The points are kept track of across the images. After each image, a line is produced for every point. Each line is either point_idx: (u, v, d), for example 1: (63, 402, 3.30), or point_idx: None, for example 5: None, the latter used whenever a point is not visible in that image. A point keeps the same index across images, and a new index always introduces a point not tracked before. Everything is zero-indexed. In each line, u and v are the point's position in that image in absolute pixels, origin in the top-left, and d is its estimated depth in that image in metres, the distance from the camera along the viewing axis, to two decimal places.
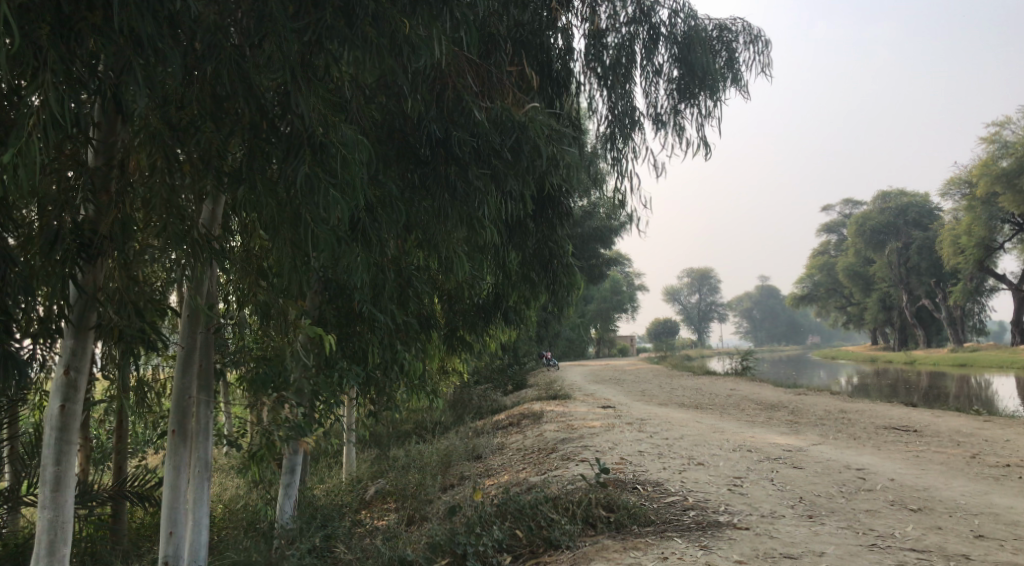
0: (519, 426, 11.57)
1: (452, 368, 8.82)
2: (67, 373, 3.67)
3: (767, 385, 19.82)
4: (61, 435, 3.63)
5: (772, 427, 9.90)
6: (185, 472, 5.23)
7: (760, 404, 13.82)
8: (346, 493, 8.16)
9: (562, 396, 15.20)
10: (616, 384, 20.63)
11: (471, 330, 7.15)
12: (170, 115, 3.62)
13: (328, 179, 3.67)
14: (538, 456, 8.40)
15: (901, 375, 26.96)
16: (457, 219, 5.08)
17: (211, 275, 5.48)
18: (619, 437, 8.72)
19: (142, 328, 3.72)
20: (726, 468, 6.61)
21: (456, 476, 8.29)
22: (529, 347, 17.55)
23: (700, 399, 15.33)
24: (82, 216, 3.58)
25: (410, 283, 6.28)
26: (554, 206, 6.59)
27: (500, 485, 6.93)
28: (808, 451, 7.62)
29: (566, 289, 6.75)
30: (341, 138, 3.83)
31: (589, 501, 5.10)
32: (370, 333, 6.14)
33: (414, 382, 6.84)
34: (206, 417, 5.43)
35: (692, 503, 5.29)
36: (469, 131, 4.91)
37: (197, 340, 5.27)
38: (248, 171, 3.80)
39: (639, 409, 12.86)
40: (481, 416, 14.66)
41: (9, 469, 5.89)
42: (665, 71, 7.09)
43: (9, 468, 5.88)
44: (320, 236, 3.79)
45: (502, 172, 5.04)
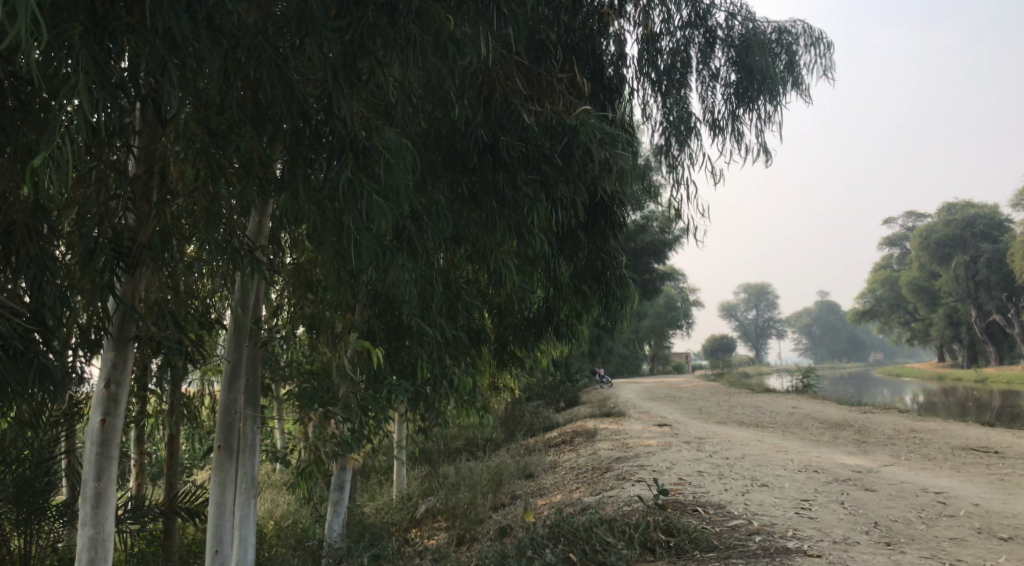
0: (572, 444, 11.30)
1: (502, 384, 8.63)
2: (108, 387, 3.60)
3: (830, 403, 19.10)
4: (101, 449, 3.55)
5: (838, 447, 9.42)
6: (231, 488, 5.15)
7: (823, 423, 13.23)
8: (396, 511, 8.02)
9: (616, 413, 14.87)
10: (672, 401, 20.16)
11: (522, 345, 6.95)
12: (211, 120, 3.57)
13: (371, 185, 3.56)
14: (592, 475, 8.13)
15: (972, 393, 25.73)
16: (506, 227, 4.90)
17: (258, 288, 5.42)
18: (676, 457, 8.39)
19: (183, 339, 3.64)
20: (792, 490, 6.25)
21: (507, 495, 8.07)
22: (581, 363, 17.29)
23: (760, 417, 14.79)
24: (122, 226, 3.53)
25: (459, 297, 6.12)
26: (607, 215, 6.22)
27: (552, 505, 6.69)
28: (880, 472, 7.18)
29: (620, 303, 6.42)
30: (385, 141, 3.71)
31: (647, 524, 4.83)
32: (418, 348, 5.99)
33: (464, 398, 6.67)
34: (253, 433, 5.37)
35: (758, 527, 4.96)
36: (519, 135, 4.76)
37: (243, 354, 5.20)
38: (291, 177, 3.74)
39: (697, 427, 12.45)
40: (533, 434, 14.40)
41: (63, 483, 5.91)
42: (722, 76, 6.82)
43: (63, 482, 5.90)
44: (364, 244, 3.66)
45: (553, 178, 4.82)
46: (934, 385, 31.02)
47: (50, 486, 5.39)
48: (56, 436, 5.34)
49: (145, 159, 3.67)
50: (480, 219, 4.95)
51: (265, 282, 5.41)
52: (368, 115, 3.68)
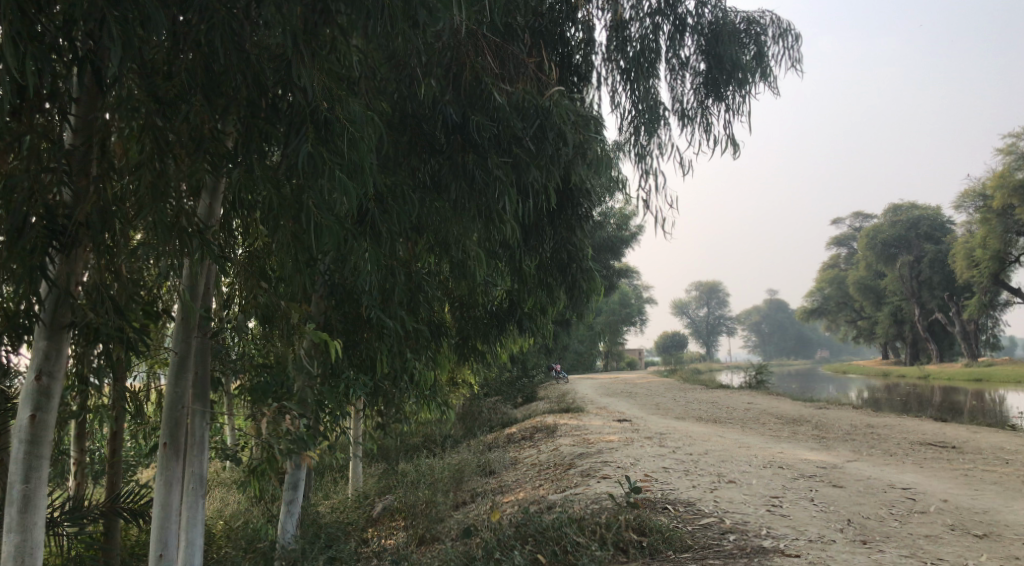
0: (532, 439, 11.12)
1: (462, 379, 8.40)
2: (39, 379, 3.25)
3: (784, 398, 19.31)
4: (31, 449, 3.22)
5: (799, 442, 9.40)
6: (177, 488, 4.80)
7: (781, 418, 13.31)
8: (353, 510, 7.74)
9: (575, 409, 14.73)
10: (628, 396, 20.12)
11: (484, 340, 6.68)
12: (157, 85, 3.28)
13: (333, 159, 3.30)
14: (554, 472, 7.95)
15: (915, 389, 26.37)
16: (474, 213, 4.69)
17: (209, 274, 5.07)
18: (639, 453, 8.26)
19: (123, 326, 3.32)
20: (760, 486, 6.14)
21: (468, 493, 7.84)
22: (538, 359, 17.10)
23: (717, 413, 14.82)
24: (56, 201, 3.20)
25: (420, 288, 5.85)
26: (574, 205, 6.09)
27: (516, 503, 6.49)
28: (844, 468, 7.13)
29: (585, 295, 6.35)
30: (349, 113, 3.45)
31: (619, 524, 4.65)
32: (377, 341, 5.71)
33: (425, 393, 6.41)
34: (202, 429, 5.02)
35: (730, 526, 4.83)
36: (488, 115, 4.55)
37: (193, 345, 4.86)
38: (245, 152, 3.46)
39: (656, 423, 12.40)
40: (491, 429, 14.20)
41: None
42: (691, 64, 6.68)
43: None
44: (326, 225, 3.40)
45: (524, 162, 4.62)
46: (880, 381, 31.84)
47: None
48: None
49: (82, 129, 3.31)
50: (448, 205, 4.69)
51: (216, 268, 5.06)
52: (330, 83, 3.40)
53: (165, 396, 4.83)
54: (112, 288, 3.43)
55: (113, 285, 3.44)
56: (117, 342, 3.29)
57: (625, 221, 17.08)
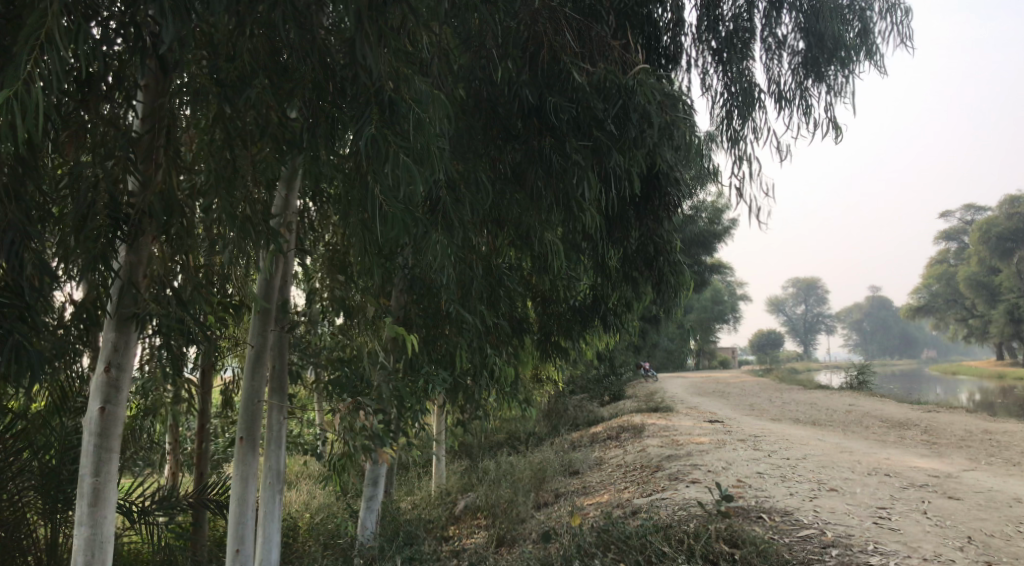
0: (618, 440, 10.79)
1: (545, 375, 8.19)
2: (108, 371, 3.24)
3: (890, 400, 18.15)
4: (100, 441, 3.20)
5: (909, 448, 8.72)
6: (253, 483, 4.78)
7: (885, 422, 12.46)
8: (435, 507, 7.65)
9: (664, 408, 14.26)
10: (721, 396, 19.41)
11: (567, 336, 6.42)
12: (219, 69, 3.18)
13: (398, 142, 3.11)
14: (641, 474, 7.63)
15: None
16: (552, 201, 4.44)
17: (286, 267, 5.02)
18: (732, 456, 7.83)
19: (187, 318, 3.28)
20: (865, 496, 5.66)
21: (551, 493, 7.62)
22: (625, 356, 16.69)
23: (816, 415, 14.05)
24: (123, 189, 3.17)
25: (501, 282, 5.67)
26: (660, 195, 5.72)
27: (600, 506, 6.23)
28: (960, 477, 6.52)
29: (673, 290, 5.87)
30: (416, 93, 3.26)
31: (709, 534, 4.33)
32: (457, 336, 5.56)
33: (505, 391, 6.22)
34: (278, 423, 5.00)
35: (832, 539, 4.41)
36: (567, 97, 4.28)
37: (269, 338, 4.83)
38: (310, 137, 3.33)
39: (750, 424, 11.83)
40: (577, 428, 13.94)
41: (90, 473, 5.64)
42: (789, 43, 6.21)
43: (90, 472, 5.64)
44: (392, 212, 3.24)
45: (606, 146, 4.32)
46: (993, 384, 29.72)
47: (75, 475, 5.06)
48: (80, 421, 5.03)
49: (149, 116, 3.28)
50: (526, 195, 4.51)
51: (293, 260, 4.99)
52: (396, 62, 3.22)
53: (242, 389, 4.82)
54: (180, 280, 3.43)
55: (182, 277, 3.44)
56: (181, 334, 3.24)
57: (716, 215, 16.44)
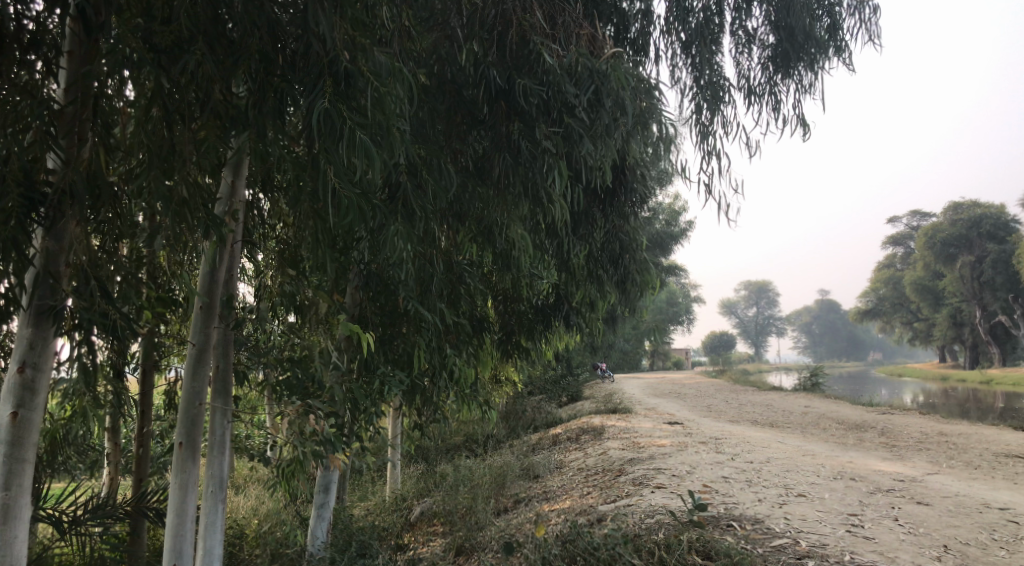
0: (578, 442, 10.58)
1: (504, 376, 7.94)
2: (22, 372, 2.87)
3: (844, 402, 18.32)
4: (11, 451, 2.84)
5: (870, 451, 8.67)
6: (193, 492, 4.40)
7: (842, 424, 12.47)
8: (390, 513, 7.33)
9: (623, 410, 14.14)
10: (678, 398, 19.42)
11: (529, 337, 6.15)
12: (153, 32, 2.84)
13: (353, 117, 2.81)
14: (603, 478, 7.42)
15: (975, 394, 24.83)
16: (519, 192, 4.20)
17: (232, 259, 4.67)
18: (695, 459, 7.67)
19: (113, 313, 2.92)
20: (834, 501, 5.53)
21: (511, 499, 7.37)
22: (583, 357, 16.52)
23: (773, 417, 14.07)
24: (41, 166, 2.81)
25: (462, 280, 5.39)
26: (628, 190, 5.50)
27: (563, 514, 6.01)
28: (925, 481, 6.45)
29: (639, 290, 5.76)
30: (374, 65, 2.96)
31: (681, 546, 4.14)
32: (415, 335, 5.26)
33: (465, 393, 5.92)
34: (222, 427, 4.63)
35: (807, 550, 4.24)
36: (538, 80, 4.02)
37: (212, 336, 4.47)
38: (256, 113, 3.01)
39: (709, 426, 11.75)
40: (535, 430, 13.72)
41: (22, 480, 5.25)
42: (759, 37, 6.05)
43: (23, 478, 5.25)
44: (346, 196, 2.93)
45: (577, 133, 4.09)
46: (938, 386, 30.44)
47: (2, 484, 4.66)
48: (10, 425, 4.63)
49: (72, 86, 2.90)
50: (490, 186, 4.26)
51: (239, 252, 4.63)
52: (352, 30, 2.91)
53: (182, 390, 4.44)
54: (103, 270, 3.07)
55: (108, 266, 3.08)
56: (103, 331, 2.88)
57: (674, 216, 16.38)
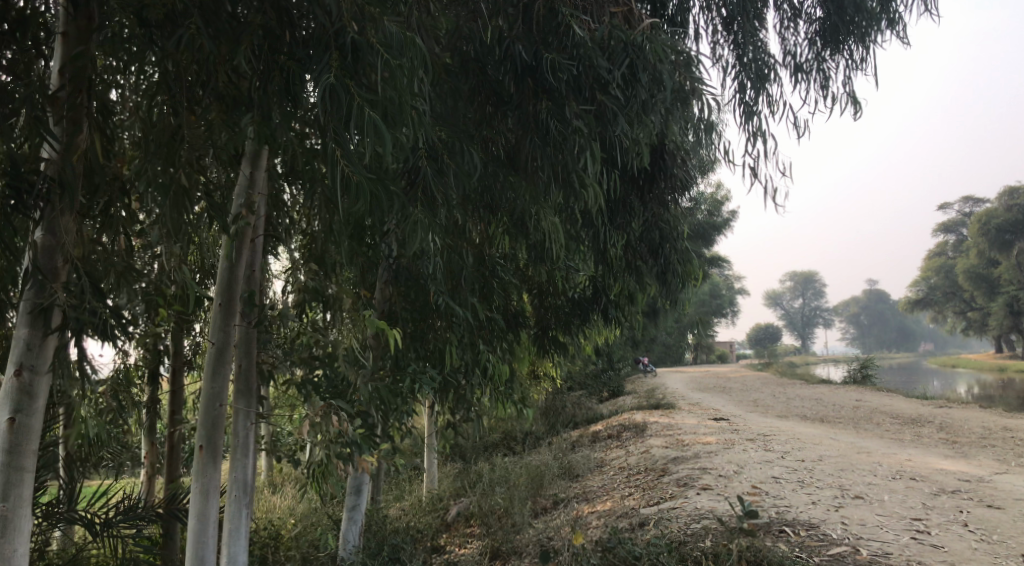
0: (619, 439, 10.27)
1: (541, 372, 7.69)
2: (19, 375, 2.69)
3: (898, 396, 17.62)
4: (9, 460, 2.67)
5: (929, 447, 8.21)
6: (215, 497, 4.23)
7: (897, 418, 11.92)
8: (426, 514, 7.16)
9: (665, 405, 13.79)
10: (723, 392, 18.94)
11: (566, 332, 5.84)
12: (145, 6, 2.63)
13: (362, 93, 2.57)
14: (645, 478, 7.14)
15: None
16: (551, 176, 3.93)
17: (252, 255, 4.47)
18: (743, 458, 7.32)
19: (104, 311, 2.74)
20: (895, 503, 5.17)
21: (550, 499, 7.13)
22: (624, 352, 16.18)
23: (823, 412, 13.56)
24: (32, 155, 2.63)
25: (494, 273, 5.15)
26: (667, 176, 5.15)
27: (603, 517, 5.76)
28: (992, 481, 6.03)
29: (680, 281, 5.36)
30: (385, 36, 2.72)
31: (732, 556, 3.87)
32: (447, 331, 5.02)
33: (500, 392, 5.68)
34: (245, 428, 4.46)
35: (869, 559, 3.93)
36: (567, 54, 3.72)
37: (232, 334, 4.29)
38: (261, 92, 2.78)
39: (756, 422, 11.33)
40: (576, 426, 13.46)
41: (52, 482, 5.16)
42: (805, 11, 5.66)
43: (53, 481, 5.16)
44: (358, 182, 2.70)
45: (612, 112, 3.79)
46: (995, 378, 29.32)
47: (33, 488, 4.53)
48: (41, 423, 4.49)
49: (68, 66, 2.71)
50: (521, 172, 3.99)
51: (259, 247, 4.44)
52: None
53: (202, 391, 4.27)
54: (99, 266, 2.90)
55: (104, 262, 2.91)
56: (95, 331, 2.70)
57: (716, 207, 15.92)
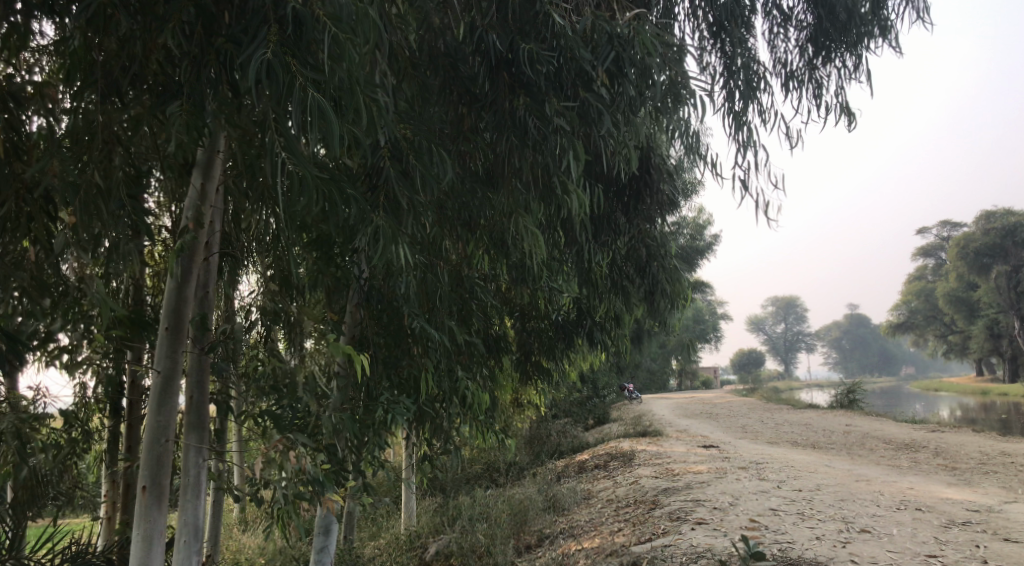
0: (606, 469, 9.85)
1: (526, 401, 7.28)
2: None
3: (887, 419, 17.33)
4: None
5: (929, 474, 7.86)
6: (160, 544, 3.72)
7: (889, 444, 11.59)
8: (402, 553, 6.69)
9: (653, 432, 13.38)
10: (709, 418, 18.57)
11: (550, 356, 5.48)
12: None
13: (307, 73, 2.23)
14: (635, 511, 6.73)
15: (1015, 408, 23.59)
16: (529, 179, 3.59)
17: (203, 273, 4.04)
18: (737, 488, 6.93)
19: None
20: (904, 537, 4.81)
21: (533, 535, 6.70)
22: (608, 379, 15.77)
23: (814, 438, 13.22)
24: None
25: (473, 294, 4.79)
26: (654, 189, 4.74)
27: (592, 556, 5.33)
28: (1002, 511, 5.68)
29: (669, 301, 5.00)
30: (334, 7, 2.35)
31: None
32: (422, 357, 4.61)
33: (480, 421, 5.26)
34: (196, 465, 3.99)
35: None
36: (546, 45, 3.41)
37: (180, 360, 3.82)
38: (191, 77, 2.42)
39: (747, 449, 10.97)
40: (561, 456, 13.02)
41: None
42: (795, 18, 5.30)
43: None
44: (304, 176, 2.34)
45: (597, 109, 3.47)
46: (977, 401, 29.15)
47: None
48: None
49: None
50: (498, 178, 3.65)
51: (213, 264, 4.03)
52: None
53: (146, 424, 3.79)
54: None
55: None
56: None
57: (699, 231, 15.72)
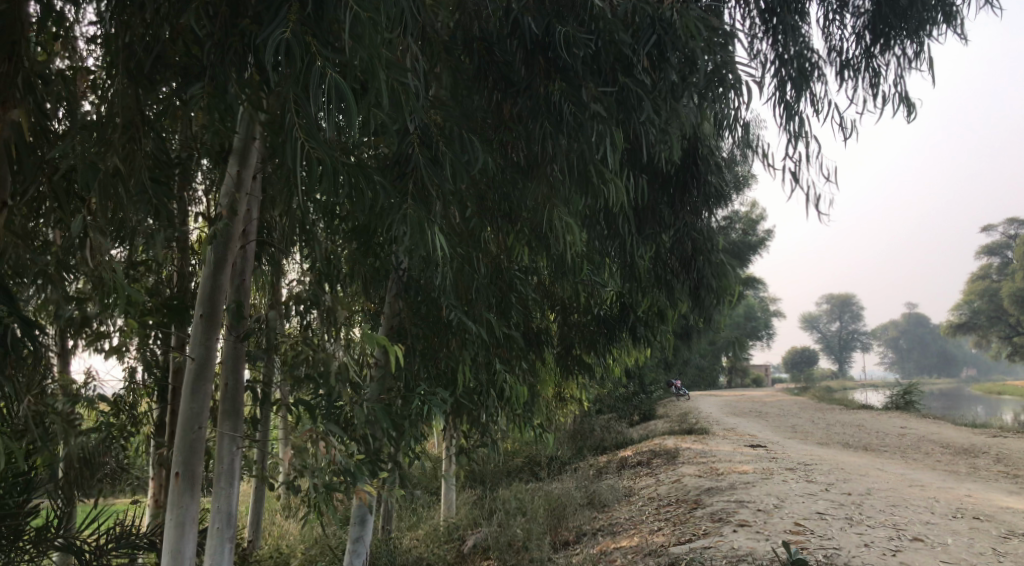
0: (649, 466, 9.69)
1: (567, 395, 7.17)
2: None
3: (945, 422, 16.73)
4: None
5: (989, 482, 7.51)
6: (192, 530, 3.73)
7: (948, 448, 11.15)
8: (439, 545, 6.65)
9: (699, 430, 13.13)
10: (758, 417, 18.18)
11: (590, 350, 5.37)
12: None
13: (326, 52, 2.17)
14: (677, 511, 6.57)
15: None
16: (565, 168, 3.48)
17: (239, 261, 4.04)
18: (784, 490, 6.71)
19: None
20: (960, 547, 4.57)
21: (572, 531, 6.59)
22: (654, 375, 15.54)
23: (867, 440, 12.81)
24: None
25: (512, 287, 4.71)
26: (699, 180, 4.56)
27: (630, 555, 5.21)
28: None
29: (716, 296, 4.80)
30: None
31: None
32: (458, 350, 4.55)
33: (518, 415, 5.18)
34: (229, 453, 3.99)
35: None
36: (585, 29, 3.30)
37: (215, 347, 3.82)
38: (215, 59, 2.39)
39: (797, 449, 10.67)
40: (604, 451, 12.87)
41: None
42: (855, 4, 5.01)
43: None
44: (325, 161, 2.29)
45: (637, 95, 3.35)
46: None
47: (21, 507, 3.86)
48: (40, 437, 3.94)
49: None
50: (535, 166, 3.55)
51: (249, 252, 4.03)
52: None
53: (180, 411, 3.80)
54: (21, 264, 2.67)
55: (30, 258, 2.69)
56: None
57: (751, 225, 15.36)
